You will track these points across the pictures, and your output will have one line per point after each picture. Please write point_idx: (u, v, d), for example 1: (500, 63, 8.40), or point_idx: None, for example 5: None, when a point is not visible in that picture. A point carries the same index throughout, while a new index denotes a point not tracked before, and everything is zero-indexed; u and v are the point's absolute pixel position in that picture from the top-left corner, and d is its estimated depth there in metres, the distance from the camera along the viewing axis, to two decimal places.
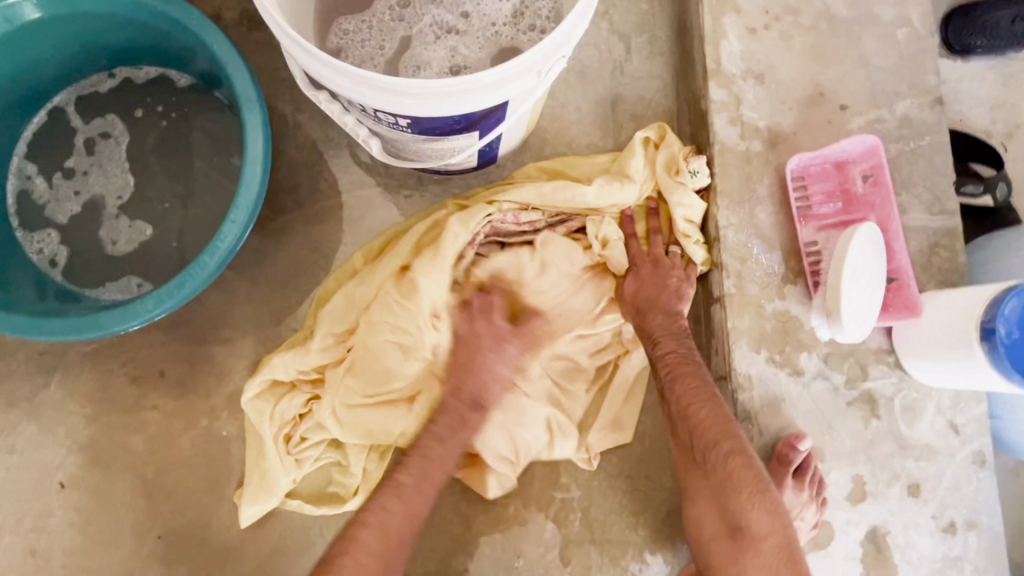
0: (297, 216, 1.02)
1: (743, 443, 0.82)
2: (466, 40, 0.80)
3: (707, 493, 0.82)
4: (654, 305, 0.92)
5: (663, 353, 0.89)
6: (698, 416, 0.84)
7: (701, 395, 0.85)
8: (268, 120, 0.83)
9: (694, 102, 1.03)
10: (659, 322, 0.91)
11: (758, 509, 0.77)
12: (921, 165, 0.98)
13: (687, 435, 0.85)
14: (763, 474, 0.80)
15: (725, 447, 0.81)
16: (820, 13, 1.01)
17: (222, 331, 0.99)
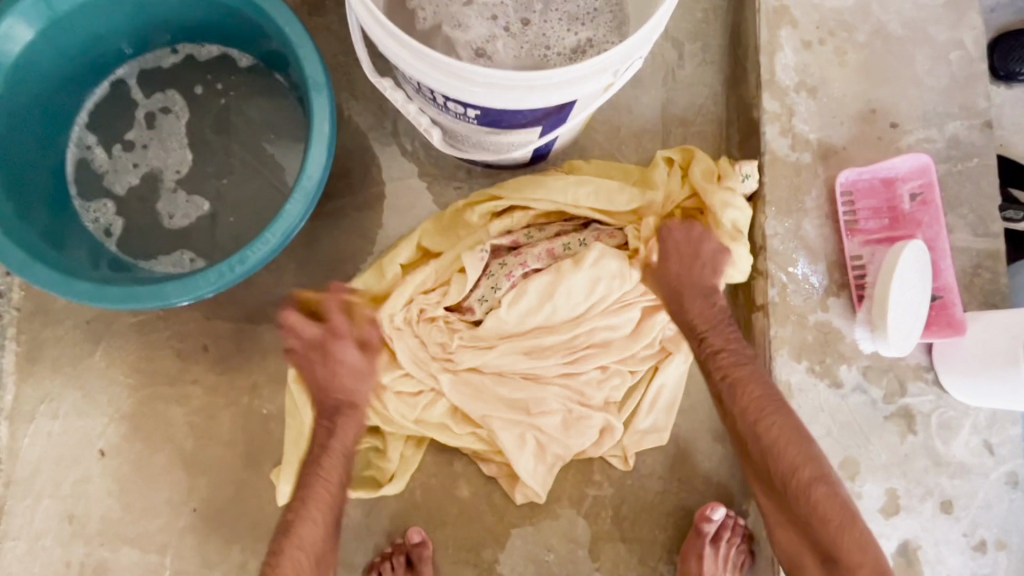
0: (347, 202, 1.03)
1: (824, 465, 0.77)
2: (514, 42, 0.79)
3: (787, 518, 0.78)
4: (693, 296, 0.87)
5: (711, 353, 0.85)
6: (771, 434, 0.78)
7: (769, 407, 0.80)
8: (334, 104, 0.84)
9: (745, 112, 1.04)
10: (699, 312, 0.86)
11: (851, 542, 0.72)
12: (967, 187, 0.99)
13: (760, 457, 0.79)
14: (847, 499, 0.75)
15: (807, 473, 0.76)
16: (875, 31, 1.02)
17: (267, 310, 1.00)
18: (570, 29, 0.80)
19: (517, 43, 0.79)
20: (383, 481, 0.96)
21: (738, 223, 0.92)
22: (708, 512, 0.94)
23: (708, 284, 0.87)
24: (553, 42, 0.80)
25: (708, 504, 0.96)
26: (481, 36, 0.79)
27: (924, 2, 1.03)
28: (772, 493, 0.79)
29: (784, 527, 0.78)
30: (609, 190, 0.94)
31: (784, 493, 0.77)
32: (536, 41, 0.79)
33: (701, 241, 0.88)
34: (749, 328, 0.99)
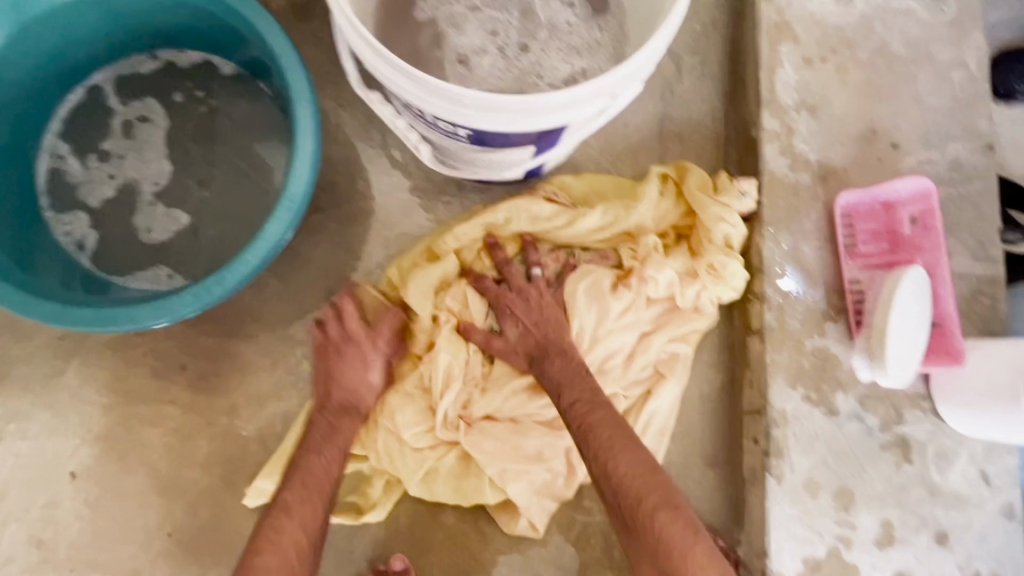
0: (333, 215, 1.00)
1: (671, 495, 0.77)
2: (504, 59, 0.76)
3: (643, 551, 0.76)
4: (546, 351, 0.89)
5: (570, 404, 0.84)
6: (615, 468, 0.78)
7: (617, 444, 0.80)
8: (319, 118, 0.81)
9: (743, 129, 1.02)
10: (557, 368, 0.87)
11: (697, 570, 0.72)
12: (968, 210, 0.97)
13: (612, 496, 0.79)
14: (693, 523, 0.75)
15: (650, 504, 0.75)
16: (877, 49, 1.00)
17: (248, 327, 0.97)
18: (565, 57, 0.77)
19: (506, 62, 0.76)
20: (366, 508, 0.94)
21: (729, 238, 0.95)
22: None
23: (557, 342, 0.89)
24: (546, 70, 0.76)
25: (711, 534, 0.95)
26: (471, 46, 0.76)
27: (927, 20, 1.01)
28: (623, 525, 0.79)
29: (640, 561, 0.77)
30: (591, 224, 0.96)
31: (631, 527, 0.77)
32: (527, 62, 0.76)
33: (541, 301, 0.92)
34: (744, 352, 0.97)
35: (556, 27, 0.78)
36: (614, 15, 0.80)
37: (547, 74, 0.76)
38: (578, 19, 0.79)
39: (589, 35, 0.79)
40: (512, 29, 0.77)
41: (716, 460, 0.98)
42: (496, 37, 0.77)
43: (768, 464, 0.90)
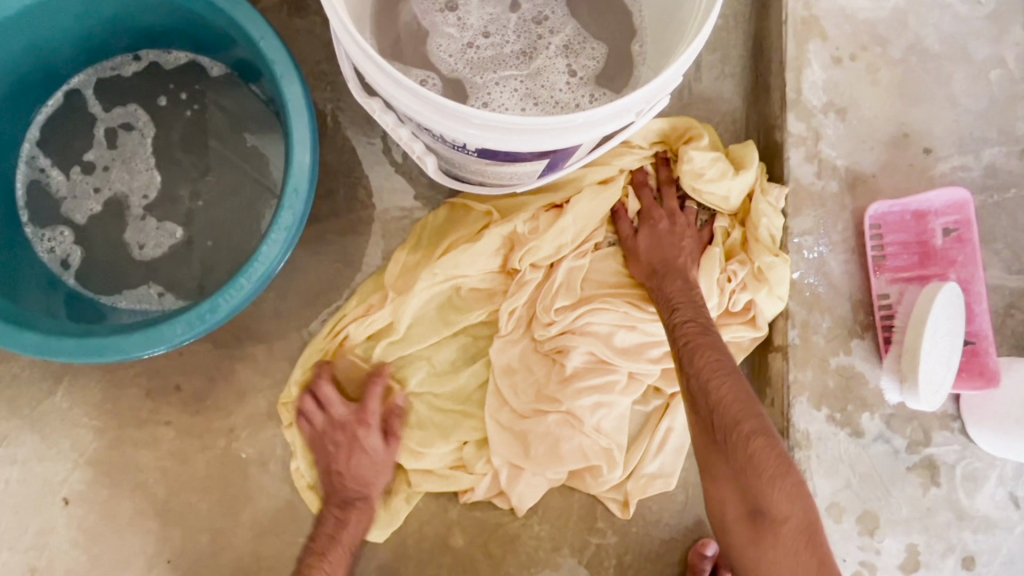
0: (332, 225, 0.95)
1: (767, 424, 0.70)
2: (473, 55, 0.73)
3: (726, 472, 0.69)
4: (668, 270, 0.86)
5: (682, 321, 0.79)
6: (720, 390, 0.72)
7: (722, 368, 0.74)
8: (316, 131, 0.75)
9: (765, 132, 0.96)
10: (677, 289, 0.84)
11: (780, 491, 0.66)
12: (1003, 220, 0.92)
13: (705, 410, 0.72)
14: (786, 455, 0.69)
15: (749, 426, 0.69)
16: (910, 46, 0.94)
17: (245, 345, 0.92)
18: (519, 105, 0.72)
19: (462, 57, 0.73)
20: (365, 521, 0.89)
21: (775, 237, 0.89)
22: (703, 549, 0.92)
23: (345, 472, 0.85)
24: (491, 102, 0.72)
25: (703, 539, 0.93)
26: (466, 16, 0.73)
27: (964, 14, 0.94)
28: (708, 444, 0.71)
29: (719, 482, 0.69)
30: (698, 163, 0.88)
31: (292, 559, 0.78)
32: (483, 80, 0.72)
33: (670, 233, 0.88)
34: (764, 370, 0.93)
35: (544, 77, 0.72)
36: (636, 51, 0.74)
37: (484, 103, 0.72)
38: (574, 84, 0.73)
39: (567, 99, 0.72)
40: (504, 48, 0.73)
41: None
42: (487, 37, 0.73)
43: None
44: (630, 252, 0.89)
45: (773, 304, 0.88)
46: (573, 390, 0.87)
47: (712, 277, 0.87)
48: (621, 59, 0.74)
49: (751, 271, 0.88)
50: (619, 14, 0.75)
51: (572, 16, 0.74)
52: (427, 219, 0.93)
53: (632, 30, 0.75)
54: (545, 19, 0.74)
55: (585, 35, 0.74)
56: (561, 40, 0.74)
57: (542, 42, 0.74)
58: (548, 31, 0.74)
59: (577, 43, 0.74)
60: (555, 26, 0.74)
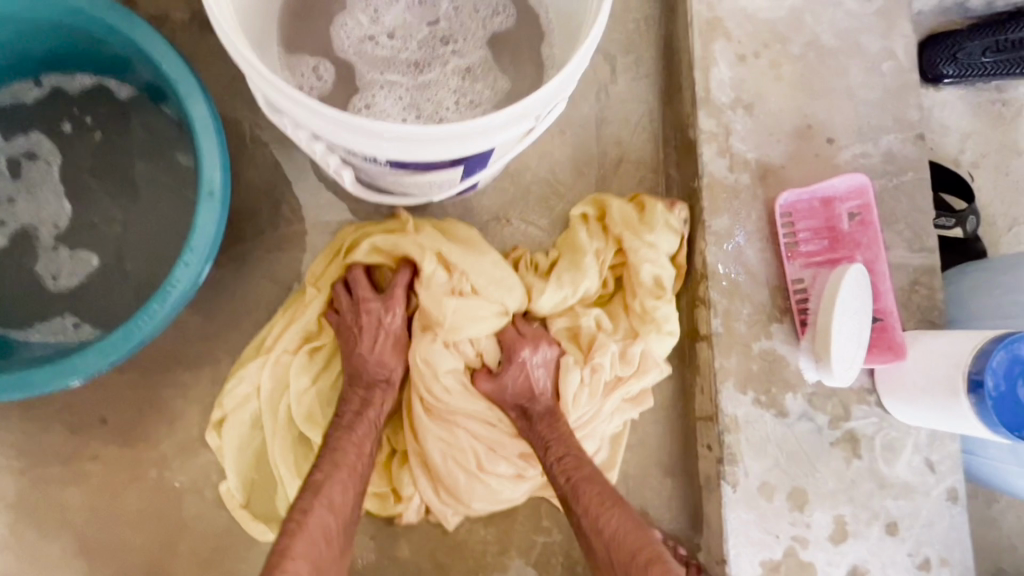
0: (257, 245, 0.94)
1: (660, 547, 0.72)
2: (373, 50, 0.73)
3: None
4: (534, 410, 0.85)
5: (556, 460, 0.81)
6: (607, 526, 0.75)
7: (606, 500, 0.77)
8: (227, 148, 0.74)
9: (681, 130, 1.00)
10: (546, 427, 0.84)
11: None
12: (903, 202, 0.98)
13: (604, 555, 0.75)
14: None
15: (642, 556, 0.71)
16: (808, 42, 0.99)
17: (173, 372, 0.90)
18: (399, 112, 0.72)
19: (359, 53, 0.73)
20: None
21: (659, 278, 0.92)
22: None
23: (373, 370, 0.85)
24: (376, 106, 0.72)
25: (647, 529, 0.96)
26: (378, 13, 0.74)
27: (856, 10, 1.00)
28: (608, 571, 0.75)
29: None
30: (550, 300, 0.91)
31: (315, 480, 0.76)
32: (373, 79, 0.73)
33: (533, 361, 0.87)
34: (694, 358, 0.96)
35: (433, 92, 0.72)
36: (545, 57, 0.76)
37: (368, 103, 0.72)
38: (462, 107, 0.73)
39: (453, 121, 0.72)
40: (405, 53, 0.73)
41: (673, 469, 0.98)
42: (394, 40, 0.74)
43: (722, 472, 0.90)
44: (497, 400, 0.87)
45: (662, 343, 0.91)
46: (461, 434, 0.87)
47: (576, 389, 0.89)
48: (531, 62, 0.75)
49: (635, 312, 0.92)
50: (527, 18, 0.76)
51: (485, 38, 0.75)
52: (336, 238, 0.91)
53: (541, 36, 0.76)
54: (455, 40, 0.74)
55: (489, 62, 0.74)
56: (462, 62, 0.73)
57: (444, 61, 0.73)
58: (455, 53, 0.74)
59: (479, 69, 0.74)
60: (462, 49, 0.74)
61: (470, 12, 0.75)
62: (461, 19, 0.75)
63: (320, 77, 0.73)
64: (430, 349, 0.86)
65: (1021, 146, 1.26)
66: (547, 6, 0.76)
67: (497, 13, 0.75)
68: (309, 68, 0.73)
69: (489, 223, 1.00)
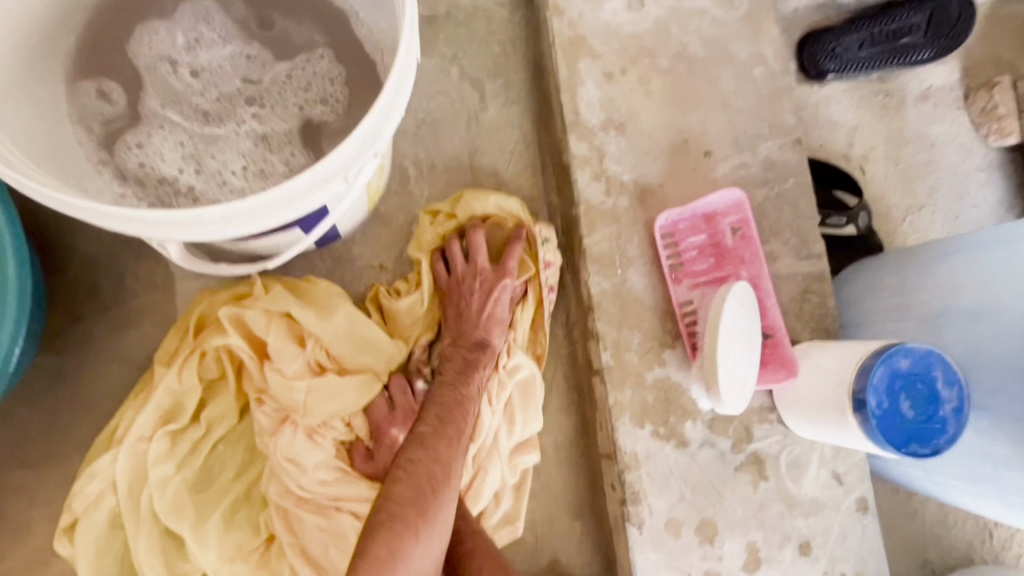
0: (100, 322, 0.85)
1: None
2: (169, 81, 0.68)
3: None
4: None
5: None
6: None
7: None
8: (23, 238, 0.70)
9: (556, 155, 0.95)
10: None
11: None
12: (786, 210, 0.95)
13: None
14: None
15: None
16: (676, 53, 0.95)
17: (13, 475, 0.81)
18: (175, 163, 0.66)
19: (161, 87, 0.67)
20: None
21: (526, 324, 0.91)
22: None
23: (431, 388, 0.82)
24: (150, 151, 0.66)
25: None
26: (198, 55, 0.68)
27: (722, 17, 0.98)
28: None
29: None
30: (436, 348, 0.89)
31: (432, 503, 0.72)
32: (155, 117, 0.67)
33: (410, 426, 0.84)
34: (591, 394, 0.92)
35: (215, 149, 0.66)
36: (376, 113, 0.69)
37: (139, 142, 0.66)
38: (250, 174, 0.66)
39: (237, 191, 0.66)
40: (205, 103, 0.67)
41: (582, 510, 0.93)
42: (196, 80, 0.68)
43: (626, 513, 0.85)
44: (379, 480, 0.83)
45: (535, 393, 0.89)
46: (341, 517, 0.81)
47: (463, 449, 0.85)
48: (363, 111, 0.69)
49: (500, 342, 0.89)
50: (357, 62, 0.69)
51: (301, 102, 0.68)
52: (185, 314, 0.84)
53: (375, 84, 0.69)
54: (267, 100, 0.68)
55: (291, 135, 0.67)
56: (258, 129, 0.67)
57: (244, 127, 0.67)
58: (259, 120, 0.67)
59: (278, 142, 0.67)
60: (266, 120, 0.67)
61: (294, 78, 0.68)
62: (281, 86, 0.68)
63: (108, 101, 0.68)
64: (292, 444, 0.80)
65: (908, 135, 1.26)
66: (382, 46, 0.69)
67: (326, 81, 0.68)
68: (94, 93, 0.68)
69: (364, 271, 0.93)
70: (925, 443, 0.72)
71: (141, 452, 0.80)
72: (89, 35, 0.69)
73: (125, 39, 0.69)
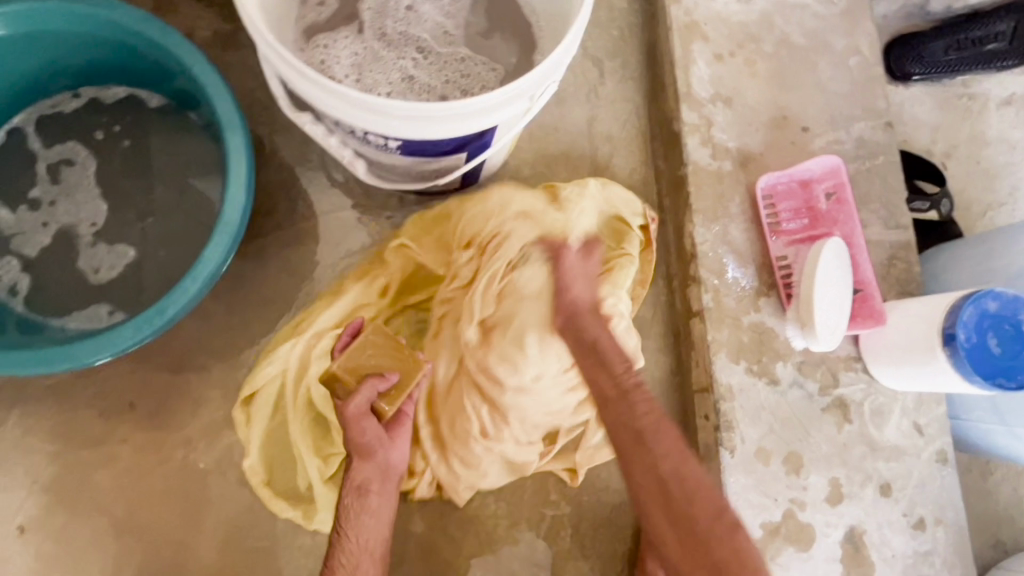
0: (275, 239, 1.00)
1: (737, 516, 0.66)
2: (387, 17, 0.83)
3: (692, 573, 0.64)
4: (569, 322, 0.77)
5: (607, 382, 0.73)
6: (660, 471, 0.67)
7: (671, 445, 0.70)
8: (250, 141, 0.82)
9: (666, 124, 1.08)
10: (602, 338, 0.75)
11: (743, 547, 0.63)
12: (876, 183, 1.05)
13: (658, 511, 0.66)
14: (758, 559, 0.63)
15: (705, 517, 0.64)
16: (779, 41, 1.07)
17: (198, 358, 0.96)
18: (344, 67, 0.81)
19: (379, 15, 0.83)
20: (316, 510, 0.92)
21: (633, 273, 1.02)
22: None
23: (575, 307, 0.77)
24: (332, 48, 0.82)
25: None
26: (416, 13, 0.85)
27: (822, 12, 1.09)
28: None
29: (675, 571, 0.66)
30: None
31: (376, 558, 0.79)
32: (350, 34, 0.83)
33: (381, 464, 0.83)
34: (688, 335, 1.02)
35: (377, 68, 0.81)
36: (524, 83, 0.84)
37: (326, 47, 0.82)
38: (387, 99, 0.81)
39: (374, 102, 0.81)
40: (396, 41, 0.83)
41: None
42: (404, 22, 0.84)
43: (720, 438, 0.94)
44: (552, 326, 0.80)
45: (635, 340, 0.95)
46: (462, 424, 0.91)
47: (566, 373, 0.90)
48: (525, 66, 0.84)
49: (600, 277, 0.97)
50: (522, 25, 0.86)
51: (455, 71, 0.83)
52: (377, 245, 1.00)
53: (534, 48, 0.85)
54: (433, 54, 0.83)
55: (433, 86, 0.82)
56: (408, 71, 0.82)
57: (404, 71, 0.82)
58: (417, 69, 0.82)
59: (418, 87, 0.82)
60: (421, 72, 0.82)
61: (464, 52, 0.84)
62: (452, 62, 0.83)
63: (326, 7, 0.84)
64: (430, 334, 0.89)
65: (989, 137, 1.33)
66: (539, 13, 0.85)
67: (485, 68, 0.83)
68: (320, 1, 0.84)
69: None
70: (1011, 378, 0.79)
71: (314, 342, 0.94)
72: None
73: None
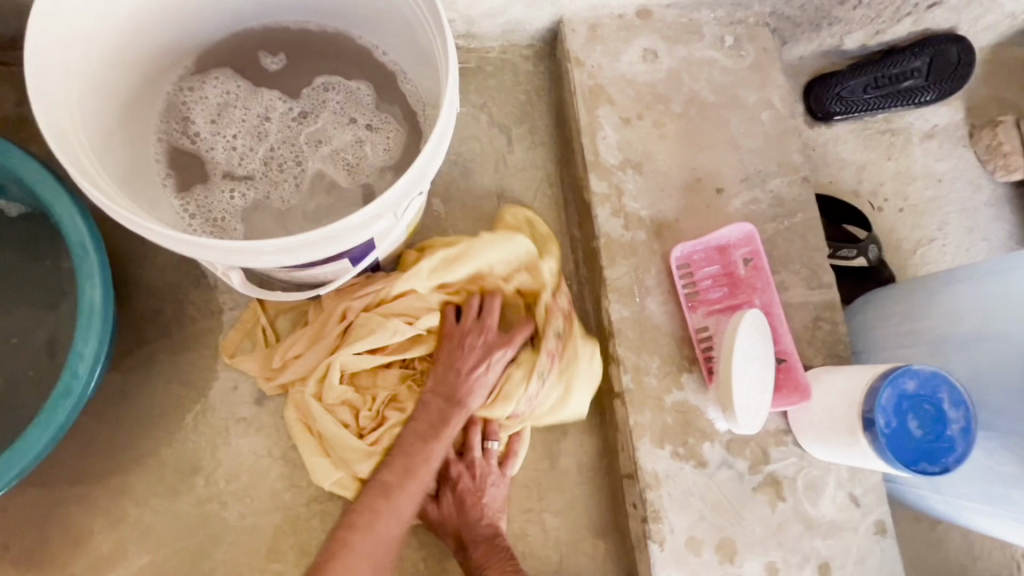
0: (162, 346, 0.93)
1: None
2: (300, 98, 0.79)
3: None
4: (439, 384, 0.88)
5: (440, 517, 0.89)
6: None
7: None
8: (106, 260, 0.79)
9: (579, 192, 1.03)
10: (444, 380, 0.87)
11: None
12: (796, 243, 1.01)
13: None
14: None
15: None
16: (688, 100, 1.03)
17: (79, 487, 0.89)
18: (205, 114, 0.79)
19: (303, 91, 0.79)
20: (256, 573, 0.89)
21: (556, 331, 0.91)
22: None
23: (483, 529, 0.88)
24: (212, 91, 0.79)
25: None
26: (323, 110, 0.79)
27: (731, 66, 1.06)
28: None
29: None
30: None
31: None
32: (249, 89, 0.79)
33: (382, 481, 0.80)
34: (613, 417, 0.97)
35: (231, 121, 0.78)
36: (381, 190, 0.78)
37: (196, 85, 0.80)
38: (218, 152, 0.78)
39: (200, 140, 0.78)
40: (277, 115, 0.79)
41: (606, 529, 0.97)
42: (305, 111, 0.79)
43: (648, 530, 0.89)
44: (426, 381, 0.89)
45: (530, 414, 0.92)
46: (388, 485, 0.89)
47: None
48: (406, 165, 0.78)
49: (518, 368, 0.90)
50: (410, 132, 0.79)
51: (282, 167, 0.78)
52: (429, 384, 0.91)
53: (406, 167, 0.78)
54: (295, 136, 0.78)
55: (251, 164, 0.77)
56: (256, 140, 0.78)
57: (262, 120, 0.79)
58: (275, 126, 0.79)
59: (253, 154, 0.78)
60: (273, 131, 0.79)
61: (338, 155, 0.78)
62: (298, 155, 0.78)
63: (271, 62, 0.81)
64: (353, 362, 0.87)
65: (915, 172, 1.32)
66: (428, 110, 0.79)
67: (330, 177, 0.77)
68: (272, 60, 0.81)
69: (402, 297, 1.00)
70: (934, 461, 0.76)
71: (308, 340, 0.90)
72: (302, 30, 0.82)
73: (329, 62, 0.81)
